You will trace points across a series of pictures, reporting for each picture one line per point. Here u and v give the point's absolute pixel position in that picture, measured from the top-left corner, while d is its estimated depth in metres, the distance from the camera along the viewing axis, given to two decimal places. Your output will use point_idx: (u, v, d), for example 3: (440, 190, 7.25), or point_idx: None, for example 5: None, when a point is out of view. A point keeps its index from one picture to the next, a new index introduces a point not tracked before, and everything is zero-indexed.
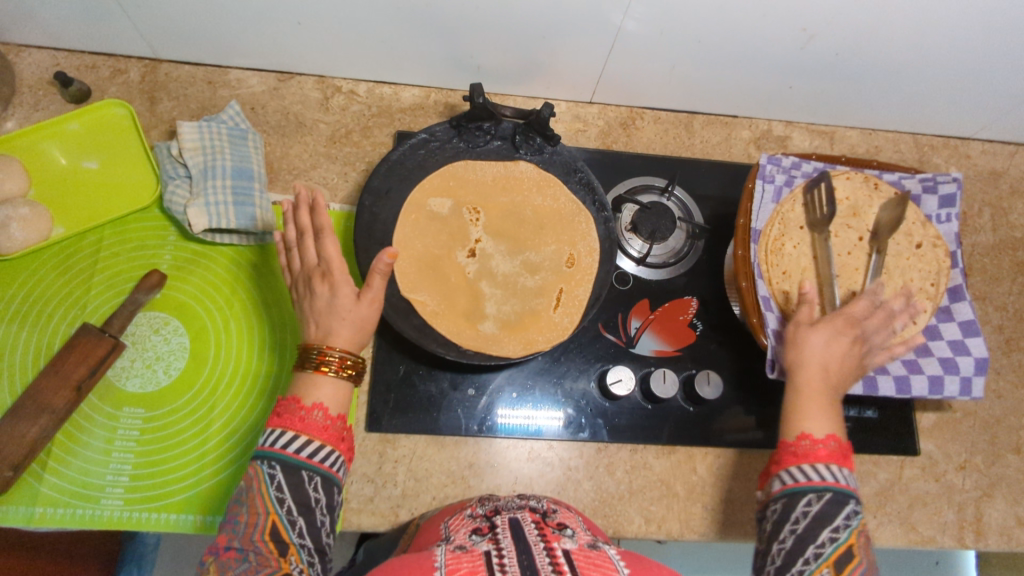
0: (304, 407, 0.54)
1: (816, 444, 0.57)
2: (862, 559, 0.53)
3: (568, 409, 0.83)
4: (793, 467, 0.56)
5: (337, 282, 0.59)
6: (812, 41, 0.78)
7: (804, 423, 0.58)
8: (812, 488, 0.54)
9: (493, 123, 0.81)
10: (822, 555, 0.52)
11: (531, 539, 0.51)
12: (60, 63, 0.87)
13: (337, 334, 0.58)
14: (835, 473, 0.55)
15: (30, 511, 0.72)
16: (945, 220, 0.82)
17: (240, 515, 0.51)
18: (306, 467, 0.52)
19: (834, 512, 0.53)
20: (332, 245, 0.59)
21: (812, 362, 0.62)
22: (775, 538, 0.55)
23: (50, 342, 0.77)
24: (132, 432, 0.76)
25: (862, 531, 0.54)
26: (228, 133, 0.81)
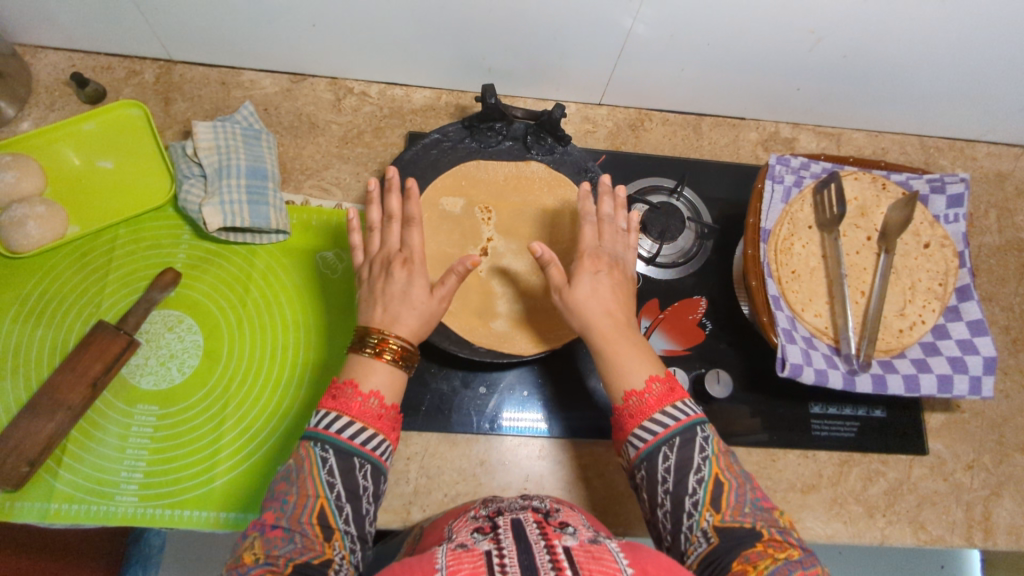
0: (361, 394, 0.56)
1: (642, 397, 0.57)
2: (731, 479, 0.55)
3: (578, 408, 0.83)
4: (635, 429, 0.57)
5: (415, 272, 0.63)
6: (820, 44, 0.79)
7: (628, 380, 0.59)
8: (662, 442, 0.55)
9: (505, 123, 0.82)
10: (699, 501, 0.54)
11: (532, 538, 0.50)
12: (76, 64, 0.88)
13: (403, 322, 0.61)
14: (675, 413, 0.57)
15: (45, 507, 0.72)
16: (953, 220, 0.83)
17: (289, 495, 0.52)
18: (359, 454, 0.54)
19: (689, 454, 0.55)
20: (417, 236, 0.65)
21: (597, 315, 0.63)
22: (657, 504, 0.56)
23: (65, 339, 0.77)
24: (146, 429, 0.76)
25: (720, 451, 0.57)
26: (242, 133, 0.82)
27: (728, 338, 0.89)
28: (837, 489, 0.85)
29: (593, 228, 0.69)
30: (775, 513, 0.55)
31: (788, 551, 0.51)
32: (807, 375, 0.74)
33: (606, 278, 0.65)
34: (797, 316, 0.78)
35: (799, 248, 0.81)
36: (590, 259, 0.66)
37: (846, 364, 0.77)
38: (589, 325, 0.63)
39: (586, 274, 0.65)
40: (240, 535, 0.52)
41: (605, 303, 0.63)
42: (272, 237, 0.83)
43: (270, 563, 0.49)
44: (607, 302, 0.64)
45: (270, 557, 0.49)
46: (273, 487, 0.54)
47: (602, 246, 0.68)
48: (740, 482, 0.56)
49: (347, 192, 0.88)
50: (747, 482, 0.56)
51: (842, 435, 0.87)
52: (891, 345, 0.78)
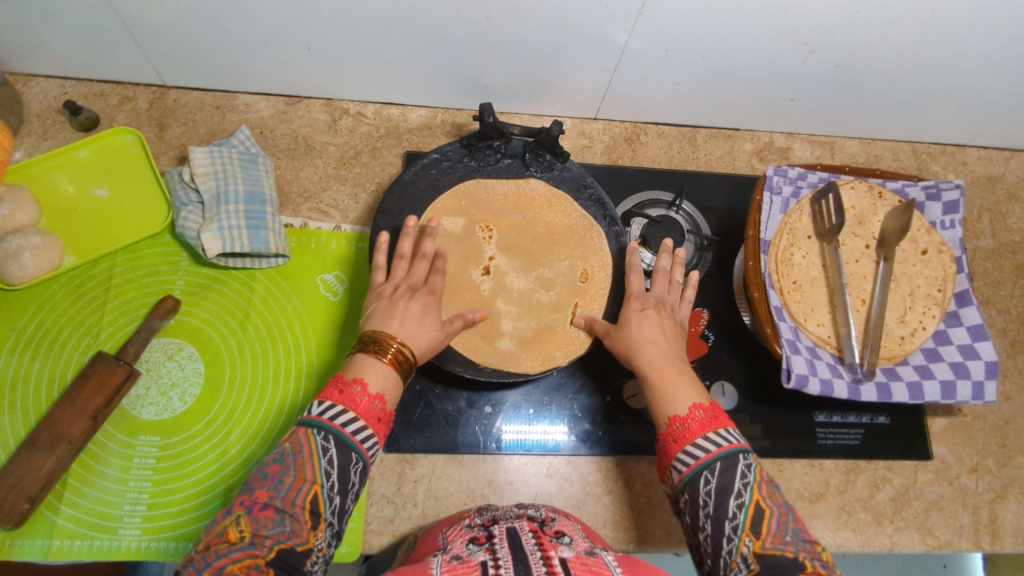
0: (368, 394, 0.56)
1: (686, 422, 0.58)
2: (773, 507, 0.54)
3: (583, 425, 0.83)
4: (679, 453, 0.57)
5: (434, 304, 0.66)
6: (814, 55, 0.79)
7: (673, 405, 0.59)
8: (704, 466, 0.55)
9: (503, 141, 0.82)
10: (739, 526, 0.53)
11: (528, 548, 0.51)
12: (68, 91, 0.87)
13: (415, 340, 0.62)
14: (717, 439, 0.57)
15: (46, 544, 0.71)
16: (949, 226, 0.84)
17: (285, 477, 0.51)
18: (357, 450, 0.53)
19: (731, 478, 0.54)
20: (443, 279, 0.69)
21: (645, 345, 0.66)
22: (698, 527, 0.54)
23: (64, 371, 0.76)
24: (148, 461, 0.75)
25: (764, 479, 0.56)
26: (239, 157, 0.81)
27: (732, 349, 0.89)
28: (845, 497, 0.85)
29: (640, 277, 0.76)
30: (815, 547, 0.54)
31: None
32: (812, 385, 0.74)
33: (652, 315, 0.69)
34: (800, 327, 0.78)
35: (800, 259, 0.81)
36: (638, 301, 0.72)
37: (851, 373, 0.78)
38: (635, 353, 0.66)
39: (633, 312, 0.70)
40: (224, 512, 0.50)
41: (650, 334, 0.67)
42: (270, 261, 0.82)
43: (253, 544, 0.48)
44: (653, 334, 0.67)
45: (256, 537, 0.49)
46: (265, 467, 0.52)
47: (651, 292, 0.73)
48: (783, 510, 0.55)
49: (346, 213, 0.88)
50: (789, 513, 0.55)
51: (846, 443, 0.87)
52: (894, 352, 0.79)
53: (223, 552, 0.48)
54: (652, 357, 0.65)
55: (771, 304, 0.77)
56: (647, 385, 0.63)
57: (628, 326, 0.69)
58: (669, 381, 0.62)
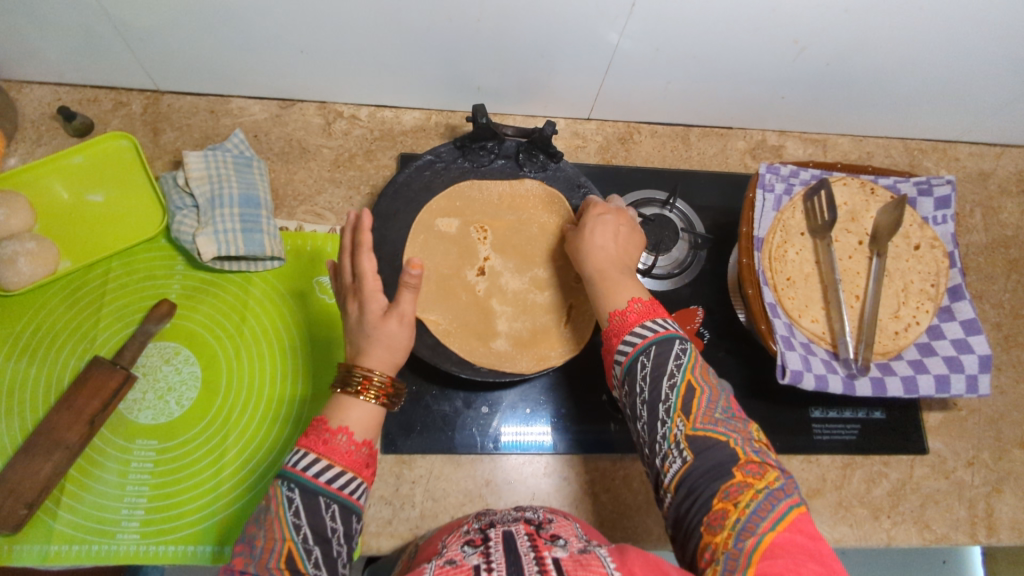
0: (329, 430, 0.54)
1: (625, 314, 0.60)
2: (706, 386, 0.56)
3: (581, 423, 0.83)
4: (619, 345, 0.59)
5: (369, 300, 0.59)
6: (804, 53, 0.80)
7: (614, 302, 0.62)
8: (640, 352, 0.57)
9: (496, 142, 0.82)
10: (671, 408, 0.55)
11: (522, 549, 0.51)
12: (62, 97, 0.87)
13: (366, 351, 0.58)
14: (652, 327, 0.59)
15: (44, 549, 0.71)
16: (942, 221, 0.84)
17: (257, 539, 0.50)
18: (325, 493, 0.51)
19: (664, 361, 0.56)
20: (371, 266, 0.59)
21: (600, 254, 0.67)
22: (636, 416, 0.57)
23: (60, 376, 0.76)
24: (146, 464, 0.75)
25: (697, 362, 0.58)
26: (233, 161, 0.81)
27: (727, 346, 0.90)
28: (842, 492, 0.85)
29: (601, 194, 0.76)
30: (746, 425, 0.55)
31: (766, 479, 0.50)
32: (808, 381, 0.74)
33: (611, 220, 0.70)
34: (794, 323, 0.79)
35: (793, 255, 0.82)
36: (598, 207, 0.72)
37: (845, 368, 0.78)
38: (587, 260, 0.67)
39: (592, 218, 0.70)
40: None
41: (604, 244, 0.68)
42: (266, 264, 0.82)
43: None
44: (607, 238, 0.68)
45: None
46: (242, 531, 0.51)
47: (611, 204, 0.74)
48: (715, 390, 0.56)
49: (341, 216, 0.88)
50: (721, 395, 0.57)
51: (842, 438, 0.87)
52: (887, 347, 0.79)
53: None
54: (603, 264, 0.66)
55: (766, 301, 0.78)
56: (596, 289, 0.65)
57: (585, 228, 0.70)
58: (612, 280, 0.64)
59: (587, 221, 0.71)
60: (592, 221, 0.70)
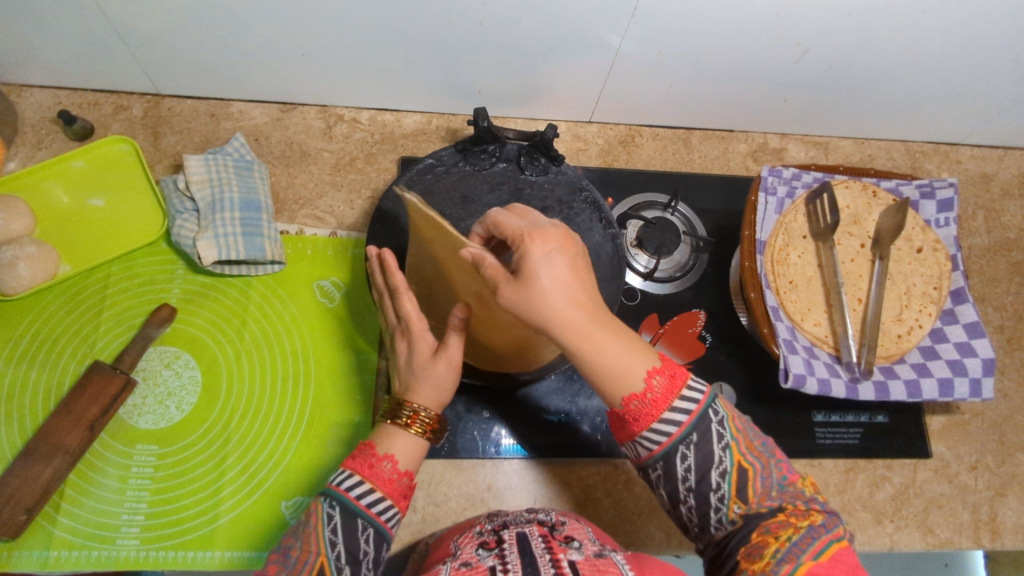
0: (376, 455, 0.55)
1: (644, 399, 0.52)
2: (753, 460, 0.54)
3: (583, 426, 0.82)
4: (643, 433, 0.53)
5: (415, 341, 0.58)
6: (807, 56, 0.80)
7: (628, 383, 0.52)
8: (679, 441, 0.52)
9: (497, 145, 0.83)
10: (725, 496, 0.53)
11: (538, 552, 0.51)
12: (63, 100, 0.87)
13: (414, 391, 0.57)
14: (683, 407, 0.52)
15: (44, 555, 0.71)
16: (944, 224, 0.84)
17: (292, 549, 0.52)
18: (362, 516, 0.52)
19: (709, 449, 0.53)
20: (412, 307, 0.58)
21: (561, 310, 0.50)
22: (681, 501, 0.54)
23: (60, 381, 0.76)
24: (146, 470, 0.74)
25: (739, 435, 0.54)
26: (234, 165, 0.81)
27: (729, 350, 0.89)
28: (845, 496, 0.85)
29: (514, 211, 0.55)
30: (799, 485, 0.54)
31: (810, 518, 0.51)
32: (810, 385, 0.74)
33: (559, 255, 0.51)
34: (796, 326, 0.79)
35: (795, 258, 0.81)
36: (537, 238, 0.51)
37: (848, 372, 0.78)
38: (553, 325, 0.50)
39: (536, 258, 0.50)
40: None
41: (559, 288, 0.50)
42: (267, 268, 0.82)
43: None
44: (567, 285, 0.50)
45: None
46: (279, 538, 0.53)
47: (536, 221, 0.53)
48: (761, 458, 0.54)
49: (341, 219, 0.88)
50: (771, 460, 0.55)
51: (845, 442, 0.87)
52: (891, 350, 0.79)
53: None
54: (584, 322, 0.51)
55: (768, 304, 0.77)
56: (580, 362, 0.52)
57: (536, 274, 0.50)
58: (602, 341, 0.51)
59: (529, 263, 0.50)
60: (541, 262, 0.50)
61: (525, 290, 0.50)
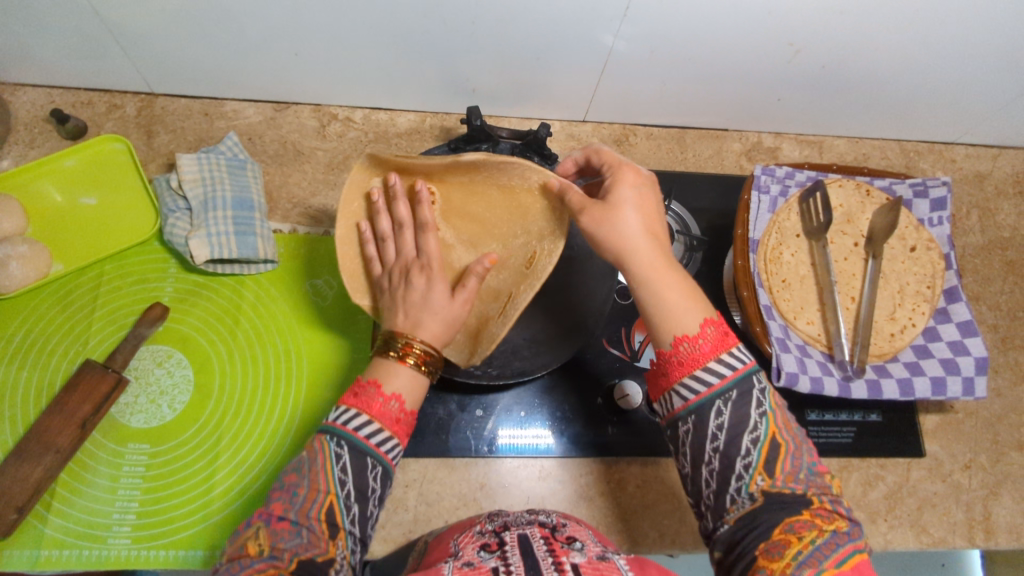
0: (383, 394, 0.53)
1: (697, 342, 0.53)
2: (788, 438, 0.51)
3: (576, 425, 0.83)
4: (687, 378, 0.52)
5: (434, 276, 0.60)
6: (799, 55, 0.80)
7: (680, 324, 0.54)
8: (717, 395, 0.51)
9: (490, 144, 0.83)
10: (751, 466, 0.50)
11: (540, 554, 0.50)
12: (56, 99, 0.87)
13: (426, 327, 0.57)
14: (731, 362, 0.52)
15: (35, 554, 0.70)
16: (938, 223, 0.84)
17: (299, 488, 0.50)
18: (372, 455, 0.51)
19: (745, 410, 0.51)
20: (433, 241, 0.62)
21: (638, 240, 0.57)
22: (702, 462, 0.52)
23: (51, 380, 0.76)
24: (138, 469, 0.74)
25: (778, 408, 0.53)
26: (227, 164, 0.81)
27: None
28: (838, 496, 0.85)
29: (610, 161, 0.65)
30: (826, 479, 0.52)
31: (835, 522, 0.48)
32: (803, 384, 0.74)
33: (646, 196, 0.60)
34: (789, 325, 0.78)
35: (789, 257, 0.81)
36: (629, 175, 0.61)
37: (841, 371, 0.77)
38: (628, 252, 0.57)
39: (628, 192, 0.59)
40: (244, 523, 0.50)
41: (643, 229, 0.58)
42: (259, 267, 0.82)
43: (274, 558, 0.46)
44: (649, 223, 0.59)
45: (275, 551, 0.47)
46: (282, 477, 0.51)
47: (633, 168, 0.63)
48: (798, 441, 0.52)
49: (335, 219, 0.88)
50: (804, 444, 0.52)
51: (839, 441, 0.87)
52: (883, 349, 0.79)
53: (247, 565, 0.46)
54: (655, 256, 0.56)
55: (761, 302, 0.77)
56: (647, 292, 0.55)
57: (626, 206, 0.59)
58: (671, 283, 0.56)
59: (623, 197, 0.59)
60: (632, 199, 0.59)
61: (615, 214, 0.58)
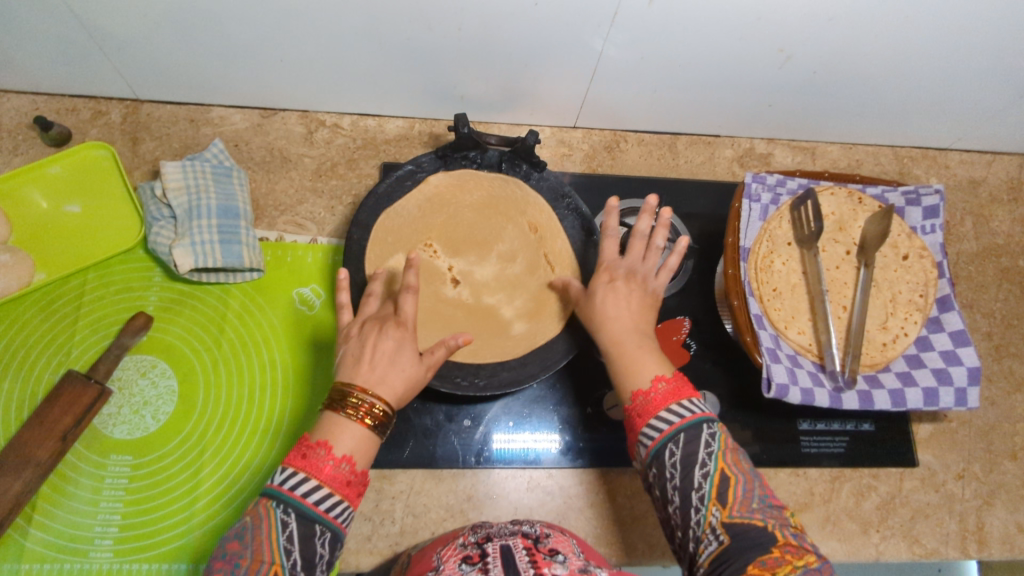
0: (334, 457, 0.53)
1: (649, 395, 0.56)
2: (738, 473, 0.53)
3: (565, 435, 0.82)
4: (644, 427, 0.55)
5: (407, 337, 0.61)
6: (790, 61, 0.79)
7: (634, 380, 0.58)
8: (669, 438, 0.54)
9: (478, 152, 0.82)
10: (706, 498, 0.52)
11: (522, 567, 0.50)
12: (40, 106, 0.86)
13: (390, 382, 0.58)
14: (681, 410, 0.55)
15: (16, 567, 0.70)
16: (930, 231, 0.83)
17: (243, 558, 0.50)
18: (322, 521, 0.51)
19: (694, 449, 0.53)
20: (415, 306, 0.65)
21: (610, 316, 0.64)
22: (667, 502, 0.54)
23: (34, 390, 0.75)
24: (121, 480, 0.74)
25: (728, 448, 0.55)
26: (212, 171, 0.80)
27: (713, 357, 0.89)
28: (830, 506, 0.84)
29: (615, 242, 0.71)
30: (784, 513, 0.53)
31: (804, 558, 0.49)
32: (793, 394, 0.73)
33: (621, 287, 0.66)
34: (781, 334, 0.78)
35: (780, 265, 0.80)
36: (607, 272, 0.68)
37: (832, 381, 0.77)
38: (600, 328, 0.64)
39: (601, 284, 0.67)
40: None
41: (616, 308, 0.64)
42: (246, 275, 0.82)
43: None
44: (620, 307, 0.64)
45: None
46: (225, 545, 0.51)
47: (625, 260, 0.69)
48: (749, 477, 0.54)
49: (322, 226, 0.87)
50: (755, 480, 0.54)
51: (832, 451, 0.86)
52: (875, 359, 0.78)
53: None
54: (618, 334, 0.62)
55: (752, 312, 0.77)
56: (609, 357, 0.62)
57: (598, 294, 0.66)
58: (630, 352, 0.60)
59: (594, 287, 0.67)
60: (604, 288, 0.66)
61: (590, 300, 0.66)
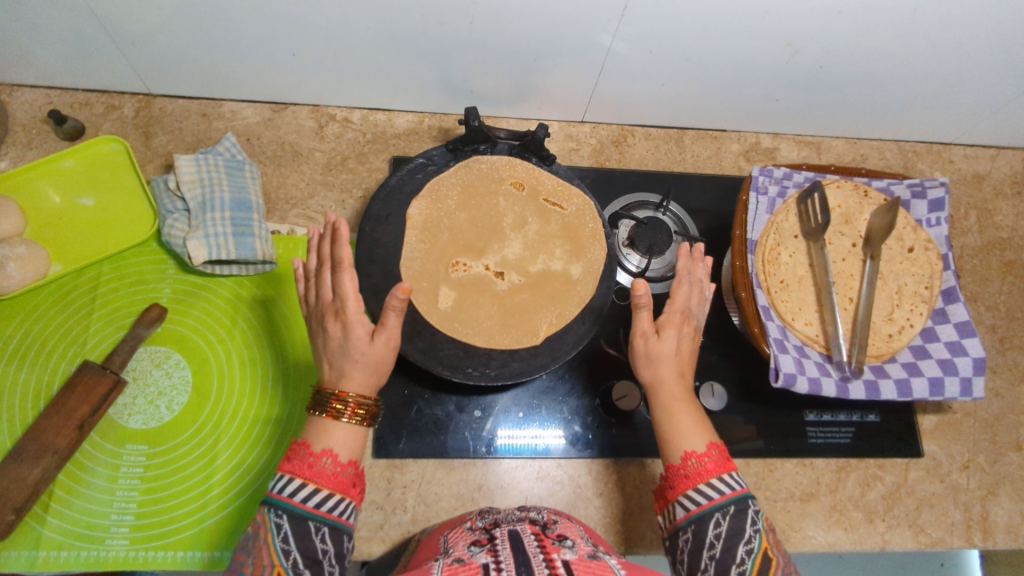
0: (313, 454, 0.53)
1: (702, 460, 0.56)
2: (777, 556, 0.55)
3: (575, 426, 0.83)
4: (689, 491, 0.55)
5: (351, 322, 0.57)
6: (797, 56, 0.80)
7: (685, 442, 0.58)
8: (717, 508, 0.54)
9: (489, 144, 0.83)
10: (745, 573, 0.52)
11: (530, 550, 0.50)
12: (54, 101, 0.87)
13: (351, 377, 0.57)
14: (730, 482, 0.55)
15: (33, 555, 0.70)
16: (935, 223, 0.84)
17: (246, 565, 0.51)
18: (314, 518, 0.51)
19: (741, 524, 0.54)
20: (353, 282, 0.57)
21: (671, 375, 0.61)
22: (697, 568, 0.53)
23: (50, 380, 0.76)
24: (136, 470, 0.74)
25: (768, 529, 0.56)
26: (225, 164, 0.81)
27: (721, 349, 0.89)
28: (837, 496, 0.85)
29: (689, 288, 0.65)
30: None
31: None
32: (801, 384, 0.73)
33: (686, 340, 0.63)
34: (788, 325, 0.78)
35: (786, 258, 0.81)
36: (677, 317, 0.63)
37: (838, 371, 0.78)
38: (658, 378, 0.61)
39: (672, 331, 0.62)
40: None
41: (678, 363, 0.62)
42: (258, 267, 0.82)
43: None
44: (683, 364, 0.62)
45: None
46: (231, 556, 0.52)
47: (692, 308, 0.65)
48: (786, 560, 0.55)
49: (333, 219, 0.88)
50: (789, 563, 0.56)
51: (838, 442, 0.87)
52: (881, 350, 0.79)
53: None
54: (675, 390, 0.60)
55: (759, 303, 0.77)
56: (661, 412, 0.60)
57: (665, 344, 0.62)
58: (684, 419, 0.59)
59: (655, 336, 0.62)
60: (671, 334, 0.62)
61: (656, 349, 0.62)
